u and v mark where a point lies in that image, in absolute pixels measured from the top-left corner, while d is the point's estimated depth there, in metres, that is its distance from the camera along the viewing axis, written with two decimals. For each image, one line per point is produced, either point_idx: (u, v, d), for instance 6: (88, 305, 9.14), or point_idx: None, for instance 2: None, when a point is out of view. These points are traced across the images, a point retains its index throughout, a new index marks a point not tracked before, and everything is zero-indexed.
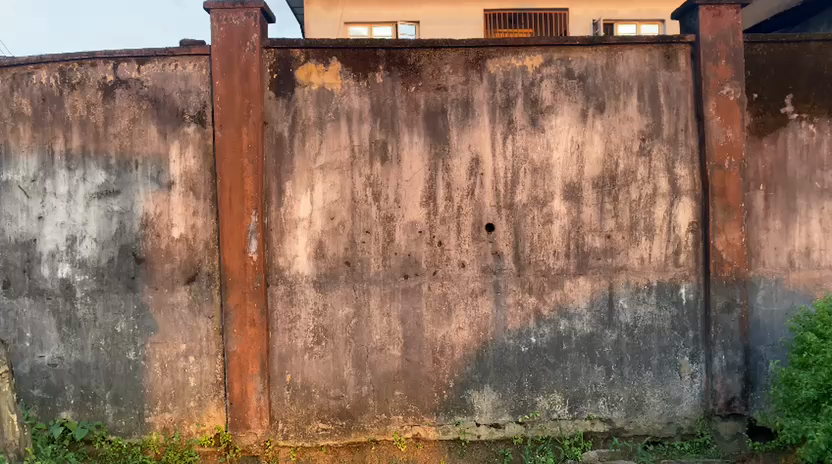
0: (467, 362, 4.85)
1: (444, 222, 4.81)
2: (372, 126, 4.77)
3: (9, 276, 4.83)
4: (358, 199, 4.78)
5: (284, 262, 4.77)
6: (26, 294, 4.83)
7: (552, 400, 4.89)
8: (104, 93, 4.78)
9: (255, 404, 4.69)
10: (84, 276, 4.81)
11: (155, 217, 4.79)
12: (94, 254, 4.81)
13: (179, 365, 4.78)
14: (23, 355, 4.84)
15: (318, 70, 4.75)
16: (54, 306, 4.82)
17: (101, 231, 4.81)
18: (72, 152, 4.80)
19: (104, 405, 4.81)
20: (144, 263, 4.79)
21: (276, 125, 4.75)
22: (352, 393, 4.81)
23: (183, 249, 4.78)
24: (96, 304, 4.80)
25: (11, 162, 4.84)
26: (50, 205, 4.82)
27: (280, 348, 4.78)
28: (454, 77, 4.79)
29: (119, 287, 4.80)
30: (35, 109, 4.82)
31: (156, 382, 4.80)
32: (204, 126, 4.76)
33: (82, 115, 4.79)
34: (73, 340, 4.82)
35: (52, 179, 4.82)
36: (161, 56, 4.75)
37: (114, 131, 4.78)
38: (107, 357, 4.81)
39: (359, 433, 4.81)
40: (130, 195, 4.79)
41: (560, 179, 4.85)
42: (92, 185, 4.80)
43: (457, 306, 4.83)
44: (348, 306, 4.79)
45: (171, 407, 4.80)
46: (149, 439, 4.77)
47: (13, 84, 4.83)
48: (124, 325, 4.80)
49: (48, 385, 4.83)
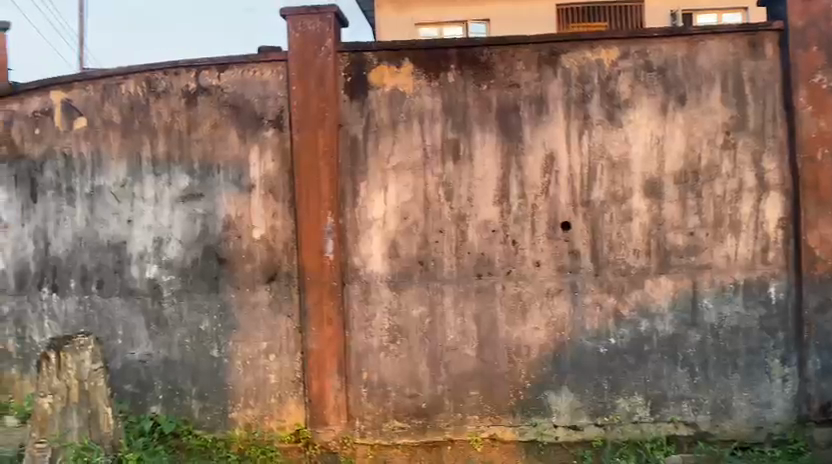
0: (544, 363, 4.78)
1: (519, 221, 4.75)
2: (444, 125, 4.77)
3: (103, 277, 5.14)
4: (431, 199, 4.78)
5: (359, 261, 4.83)
6: (118, 293, 5.11)
7: (633, 403, 4.76)
8: (187, 100, 4.98)
9: (334, 401, 4.79)
10: (170, 276, 5.03)
11: (235, 219, 4.95)
12: (180, 255, 5.02)
13: (260, 362, 4.93)
14: (115, 352, 5.12)
15: (391, 72, 4.79)
16: (144, 305, 5.07)
17: (186, 233, 5.01)
18: (159, 158, 5.04)
19: (190, 400, 5.01)
20: (226, 263, 4.96)
21: (351, 128, 4.82)
22: (427, 392, 4.82)
23: (262, 250, 4.92)
24: (182, 303, 5.01)
25: (103, 169, 5.13)
26: (138, 209, 5.07)
27: (357, 347, 4.84)
28: (528, 74, 4.73)
29: (203, 287, 4.99)
30: (124, 117, 5.09)
31: (239, 379, 4.96)
32: (281, 130, 4.88)
33: (167, 122, 5.01)
34: (162, 338, 5.04)
35: (141, 184, 5.07)
36: (240, 63, 4.90)
37: (197, 137, 4.97)
38: (192, 354, 5.01)
39: (435, 433, 4.82)
40: (212, 198, 4.97)
41: (639, 175, 4.71)
42: (177, 190, 5.01)
43: (532, 306, 4.76)
44: (422, 306, 4.81)
45: (253, 403, 4.94)
46: (232, 434, 4.92)
47: (103, 94, 5.12)
48: (208, 324, 4.98)
49: (138, 381, 5.08)
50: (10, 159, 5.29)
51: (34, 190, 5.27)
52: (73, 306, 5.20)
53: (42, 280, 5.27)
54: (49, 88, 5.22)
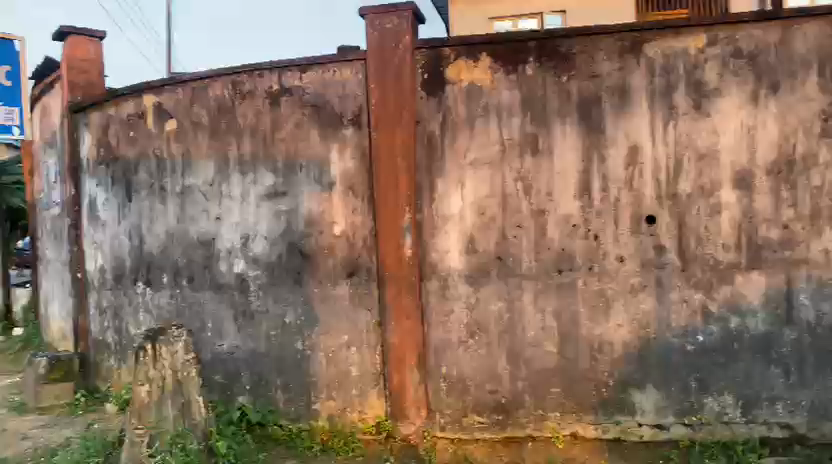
0: (627, 360, 4.67)
1: (601, 215, 4.66)
2: (523, 119, 4.72)
3: (195, 272, 5.43)
4: (510, 193, 4.75)
5: (437, 257, 4.85)
6: (207, 288, 5.39)
7: (723, 402, 4.58)
8: (271, 101, 5.13)
9: (414, 395, 4.84)
10: (256, 271, 5.21)
11: (317, 216, 5.06)
12: (265, 250, 5.18)
13: (341, 355, 5.03)
14: (206, 343, 5.38)
15: (469, 67, 4.77)
16: (232, 299, 5.29)
17: (271, 230, 5.17)
18: (244, 157, 5.22)
19: (275, 391, 5.18)
20: (308, 259, 5.08)
21: (428, 124, 4.83)
22: (507, 387, 4.79)
23: (343, 246, 5.01)
24: (268, 297, 5.18)
25: (194, 169, 5.41)
26: (226, 207, 5.29)
27: (436, 341, 4.87)
28: (609, 64, 4.62)
29: (288, 282, 5.13)
30: (211, 119, 5.32)
31: (321, 371, 5.08)
32: (361, 128, 4.96)
33: (251, 123, 5.18)
34: (249, 330, 5.24)
35: (228, 183, 5.28)
36: (320, 63, 5.00)
37: (280, 136, 5.12)
38: (278, 346, 5.17)
39: (516, 429, 4.79)
40: (296, 195, 5.09)
41: (729, 166, 4.53)
42: (262, 188, 5.18)
43: (615, 302, 4.66)
44: (501, 302, 4.78)
45: (335, 395, 5.04)
46: (315, 424, 5.05)
47: (193, 97, 5.39)
48: (292, 317, 5.13)
49: (227, 372, 5.31)
50: (121, 168, 5.93)
51: (137, 194, 5.79)
52: (168, 299, 5.60)
53: (144, 275, 5.78)
54: (146, 93, 5.64)
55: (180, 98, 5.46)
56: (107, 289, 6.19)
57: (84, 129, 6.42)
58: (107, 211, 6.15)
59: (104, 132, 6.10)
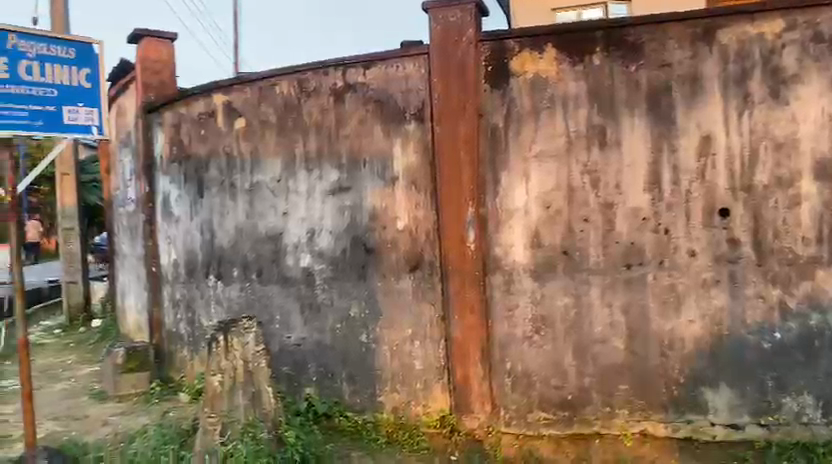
0: (700, 357, 4.53)
1: (671, 208, 4.53)
2: (590, 111, 4.63)
3: (263, 266, 5.57)
4: (576, 186, 4.67)
5: (501, 251, 4.80)
6: (275, 281, 5.52)
7: (802, 403, 4.40)
8: (335, 98, 5.19)
9: (478, 389, 4.82)
10: (322, 265, 5.29)
11: (380, 211, 5.10)
12: (330, 245, 5.25)
13: (406, 349, 5.06)
14: (274, 335, 5.52)
15: (533, 59, 4.71)
16: (298, 292, 5.40)
17: (336, 224, 5.23)
18: (310, 153, 5.30)
19: (341, 383, 5.25)
20: (372, 253, 5.12)
21: (492, 117, 4.79)
22: (573, 383, 4.72)
23: (406, 240, 5.03)
24: (333, 291, 5.26)
25: (261, 166, 5.54)
26: (293, 202, 5.39)
27: (500, 336, 4.83)
28: (680, 52, 4.49)
29: (352, 276, 5.19)
30: (278, 116, 5.43)
31: (386, 364, 5.11)
32: (424, 122, 4.96)
33: (316, 119, 5.26)
34: (315, 323, 5.34)
35: (294, 179, 5.38)
36: (384, 59, 5.03)
37: (344, 132, 5.17)
38: (343, 339, 5.25)
39: (582, 426, 4.72)
40: (360, 190, 5.14)
41: (809, 156, 4.33)
42: (327, 183, 5.25)
43: (686, 297, 4.53)
44: (567, 296, 4.71)
45: (399, 388, 5.07)
46: (380, 417, 5.09)
47: (260, 96, 5.51)
48: (356, 310, 5.19)
49: (294, 363, 5.43)
50: (193, 165, 6.13)
51: (208, 190, 5.97)
52: (238, 292, 5.76)
53: (215, 269, 5.95)
54: (216, 92, 5.80)
55: (247, 97, 5.59)
56: (180, 283, 6.42)
57: (157, 129, 6.66)
58: (180, 207, 6.37)
59: (177, 130, 6.32)
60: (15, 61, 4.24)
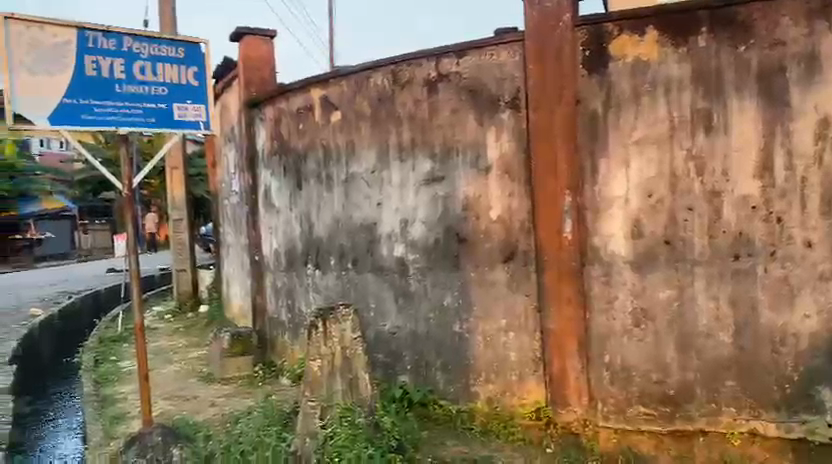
0: (816, 355, 4.26)
1: (785, 195, 4.27)
2: (694, 95, 4.43)
3: (359, 256, 5.70)
4: (679, 174, 4.48)
5: (599, 242, 4.68)
6: (370, 271, 5.64)
7: None
8: (428, 88, 5.20)
9: (575, 382, 4.72)
10: (415, 255, 5.34)
11: (474, 200, 5.06)
12: (423, 235, 5.29)
13: (500, 339, 5.02)
14: (371, 323, 5.64)
15: (633, 42, 4.54)
16: (393, 281, 5.49)
17: (428, 214, 5.26)
18: (404, 144, 5.35)
19: (435, 372, 5.29)
20: (466, 243, 5.10)
21: (589, 103, 4.66)
22: (676, 378, 4.55)
23: (500, 230, 4.97)
24: (426, 281, 5.30)
25: (357, 158, 5.65)
26: (387, 193, 5.47)
27: (598, 329, 4.71)
28: (795, 29, 4.21)
29: (446, 265, 5.20)
30: (373, 108, 5.50)
31: (480, 355, 5.09)
32: (518, 110, 4.88)
33: (410, 110, 5.29)
34: (409, 312, 5.40)
35: (388, 169, 5.46)
36: (478, 47, 4.99)
37: (438, 122, 5.17)
38: (437, 328, 5.28)
39: (686, 422, 4.53)
40: (453, 180, 5.14)
41: None
42: (421, 173, 5.28)
43: (801, 291, 4.26)
44: (670, 288, 4.54)
45: (494, 378, 5.04)
46: (475, 406, 5.09)
47: (356, 88, 5.61)
48: (450, 300, 5.20)
49: (390, 351, 5.53)
50: (292, 158, 6.34)
51: (306, 182, 6.16)
52: (335, 280, 5.95)
53: (313, 258, 6.17)
54: (314, 86, 5.97)
55: (343, 90, 5.71)
56: (281, 271, 6.69)
57: (259, 123, 6.92)
58: (281, 199, 6.62)
59: (277, 125, 6.55)
60: (131, 62, 4.49)
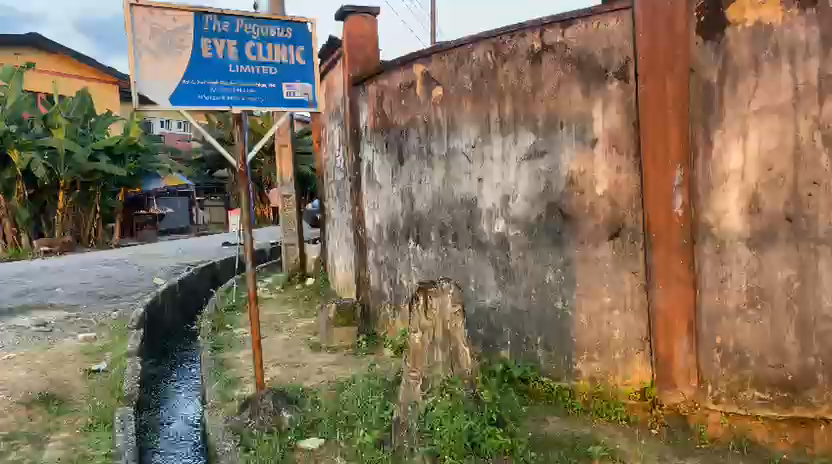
0: None
1: None
2: (823, 59, 4.06)
3: (461, 231, 5.75)
4: (803, 145, 4.14)
5: (712, 218, 4.42)
6: (471, 246, 5.67)
7: None
8: (532, 60, 5.10)
9: (683, 363, 4.54)
10: (517, 231, 5.31)
11: (578, 175, 4.93)
12: (525, 210, 5.24)
13: (604, 318, 4.90)
14: (472, 298, 5.69)
15: (754, 4, 4.21)
16: (493, 257, 5.49)
17: (530, 189, 5.19)
18: (506, 119, 5.29)
19: (536, 349, 5.25)
20: (569, 219, 5.00)
21: (704, 73, 4.38)
22: (796, 363, 4.24)
23: (606, 205, 4.83)
24: (528, 257, 5.25)
25: (458, 133, 5.66)
26: (488, 168, 5.46)
27: (709, 309, 4.47)
28: None
29: (548, 241, 5.13)
30: (475, 83, 5.48)
31: (582, 333, 4.99)
32: (627, 81, 4.69)
33: (513, 84, 5.22)
34: (509, 288, 5.40)
35: (489, 144, 5.43)
36: (584, 17, 4.83)
37: (541, 95, 5.07)
38: (538, 304, 5.23)
39: (805, 409, 4.22)
40: (556, 154, 5.02)
41: None
42: (523, 148, 5.21)
43: None
44: (790, 268, 4.23)
45: (597, 357, 4.94)
46: (577, 384, 5.01)
47: (458, 63, 5.60)
48: (552, 276, 5.13)
49: (490, 325, 5.55)
50: (395, 135, 6.45)
51: (409, 158, 6.26)
52: (435, 256, 6.04)
53: (414, 234, 6.30)
54: (417, 61, 6.00)
55: (446, 65, 5.71)
56: (383, 245, 6.86)
57: (362, 101, 7.06)
58: (383, 175, 6.76)
59: (380, 102, 6.66)
60: (243, 43, 4.69)
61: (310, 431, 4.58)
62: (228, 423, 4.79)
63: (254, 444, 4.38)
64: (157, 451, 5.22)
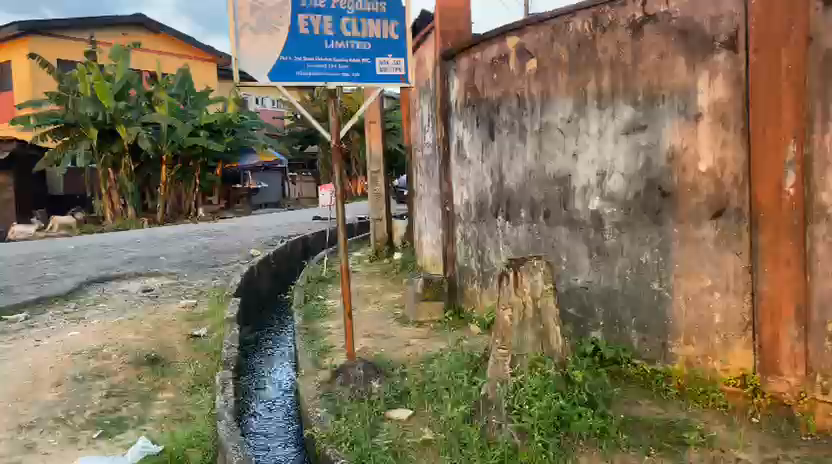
0: None
1: None
2: None
3: (552, 208, 5.67)
4: None
5: (828, 198, 4.03)
6: (563, 223, 5.59)
7: None
8: (633, 31, 4.90)
9: (789, 351, 4.20)
10: (613, 209, 5.16)
11: (680, 151, 4.72)
12: (622, 187, 5.08)
13: (703, 300, 4.68)
14: (563, 277, 5.64)
15: None
16: (587, 235, 5.39)
17: (629, 166, 5.03)
18: (604, 92, 5.13)
19: (629, 330, 5.13)
20: (669, 197, 4.80)
21: (823, 40, 3.96)
22: None
23: (709, 182, 4.59)
24: (623, 235, 5.11)
25: (553, 107, 5.54)
26: (583, 143, 5.32)
27: (822, 294, 4.08)
28: None
29: (646, 220, 4.96)
30: (571, 55, 5.33)
31: (680, 315, 4.81)
32: (736, 51, 4.39)
33: (612, 56, 5.04)
34: (603, 267, 5.28)
35: (585, 118, 5.29)
36: None
37: (642, 67, 4.87)
38: (633, 285, 5.09)
39: None
40: (657, 129, 4.83)
41: None
42: (622, 122, 5.03)
43: None
44: None
45: (695, 341, 4.74)
46: (673, 368, 4.85)
47: (554, 35, 5.46)
48: (648, 256, 4.96)
49: (582, 305, 5.49)
50: (486, 109, 6.38)
51: (500, 132, 6.20)
52: (525, 232, 6.01)
53: (504, 210, 6.26)
54: (511, 33, 5.90)
55: (540, 37, 5.59)
56: (471, 221, 6.86)
57: (453, 74, 6.99)
58: (472, 149, 6.73)
59: (472, 76, 6.58)
60: (338, 19, 4.74)
61: (398, 402, 4.65)
62: (321, 390, 4.95)
63: (344, 412, 4.49)
64: (253, 414, 5.44)
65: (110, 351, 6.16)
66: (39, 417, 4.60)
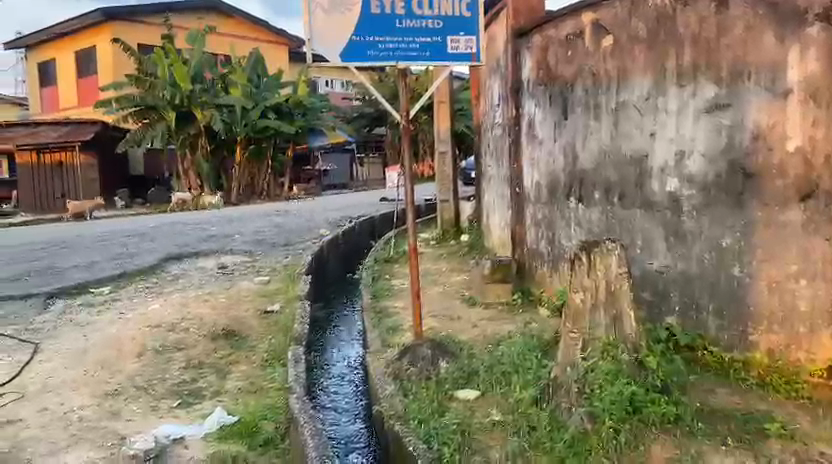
0: None
1: None
2: None
3: (627, 190, 5.47)
4: None
5: None
6: (639, 205, 5.38)
7: None
8: (717, 5, 4.72)
9: None
10: (692, 191, 4.95)
11: (765, 130, 4.54)
12: (702, 169, 4.88)
13: (788, 286, 4.56)
14: (636, 261, 5.39)
15: None
16: (664, 217, 5.16)
17: (710, 146, 4.82)
18: (684, 69, 4.92)
19: (706, 316, 4.93)
20: (753, 178, 4.61)
21: None
22: None
23: (797, 162, 4.46)
24: (703, 219, 4.90)
25: (630, 85, 5.34)
26: (662, 121, 5.12)
27: None
28: None
29: (727, 202, 4.76)
30: (649, 30, 5.13)
31: (762, 301, 4.65)
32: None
33: (694, 31, 4.84)
34: (680, 251, 5.06)
35: (665, 96, 5.08)
36: None
37: (726, 42, 4.67)
38: (713, 269, 4.88)
39: None
40: (742, 107, 4.63)
41: None
42: (703, 100, 4.83)
43: None
44: None
45: (777, 329, 4.61)
46: (752, 357, 4.68)
47: (631, 9, 5.26)
48: (730, 240, 4.77)
49: (656, 290, 5.26)
50: (559, 87, 6.22)
51: (574, 111, 6.03)
52: (598, 215, 5.80)
53: (577, 192, 6.10)
54: (585, 9, 5.72)
55: (617, 12, 5.39)
56: (542, 203, 6.74)
57: (526, 53, 6.84)
58: (544, 129, 6.59)
59: (545, 54, 6.42)
60: None
61: (466, 383, 4.63)
62: (389, 367, 5.00)
63: (412, 390, 4.53)
64: (322, 389, 5.55)
65: (187, 325, 6.39)
66: (123, 385, 4.83)
